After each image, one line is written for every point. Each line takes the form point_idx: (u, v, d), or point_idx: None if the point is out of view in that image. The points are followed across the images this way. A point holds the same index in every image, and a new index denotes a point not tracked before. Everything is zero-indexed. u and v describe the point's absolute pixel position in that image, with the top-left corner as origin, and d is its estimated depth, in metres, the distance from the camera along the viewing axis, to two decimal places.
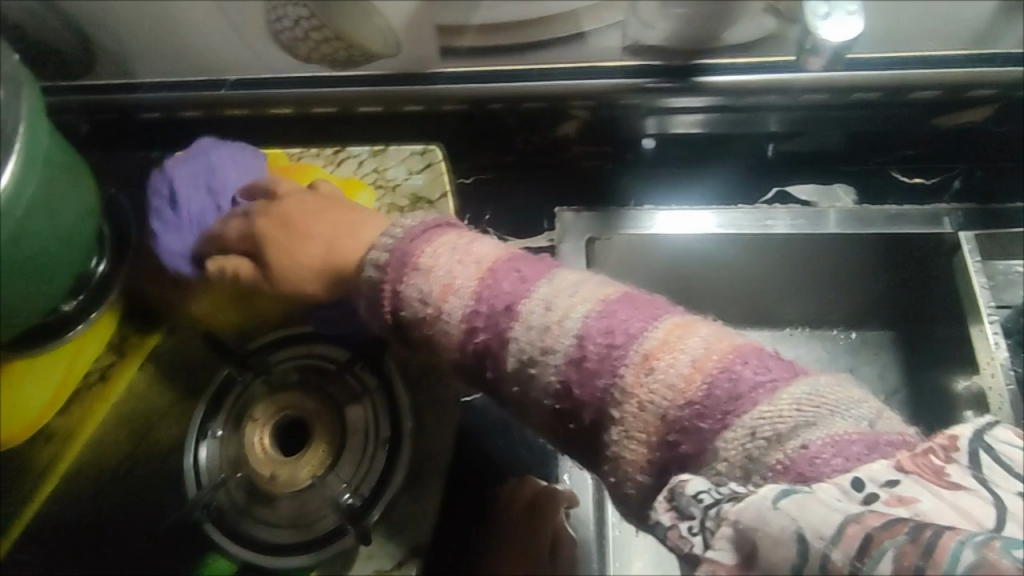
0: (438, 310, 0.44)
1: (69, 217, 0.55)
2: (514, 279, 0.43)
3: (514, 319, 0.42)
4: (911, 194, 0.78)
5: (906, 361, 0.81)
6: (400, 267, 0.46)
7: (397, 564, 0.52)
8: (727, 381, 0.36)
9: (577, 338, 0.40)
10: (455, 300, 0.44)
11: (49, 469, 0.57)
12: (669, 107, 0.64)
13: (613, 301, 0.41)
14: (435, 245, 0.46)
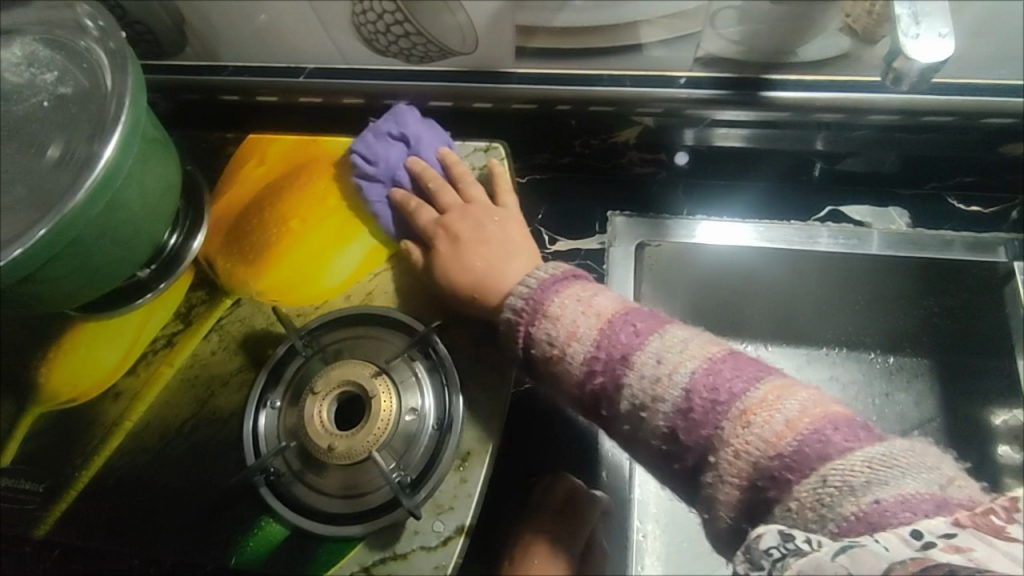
0: (563, 351, 0.52)
1: (157, 187, 0.58)
2: (633, 328, 0.51)
3: (628, 367, 0.49)
4: (968, 221, 0.77)
5: (942, 392, 0.75)
6: (534, 313, 0.55)
7: (443, 542, 0.53)
8: (818, 438, 0.41)
9: (685, 391, 0.46)
10: (578, 345, 0.52)
11: (119, 424, 0.60)
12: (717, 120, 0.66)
13: (717, 360, 0.47)
14: (563, 294, 0.54)
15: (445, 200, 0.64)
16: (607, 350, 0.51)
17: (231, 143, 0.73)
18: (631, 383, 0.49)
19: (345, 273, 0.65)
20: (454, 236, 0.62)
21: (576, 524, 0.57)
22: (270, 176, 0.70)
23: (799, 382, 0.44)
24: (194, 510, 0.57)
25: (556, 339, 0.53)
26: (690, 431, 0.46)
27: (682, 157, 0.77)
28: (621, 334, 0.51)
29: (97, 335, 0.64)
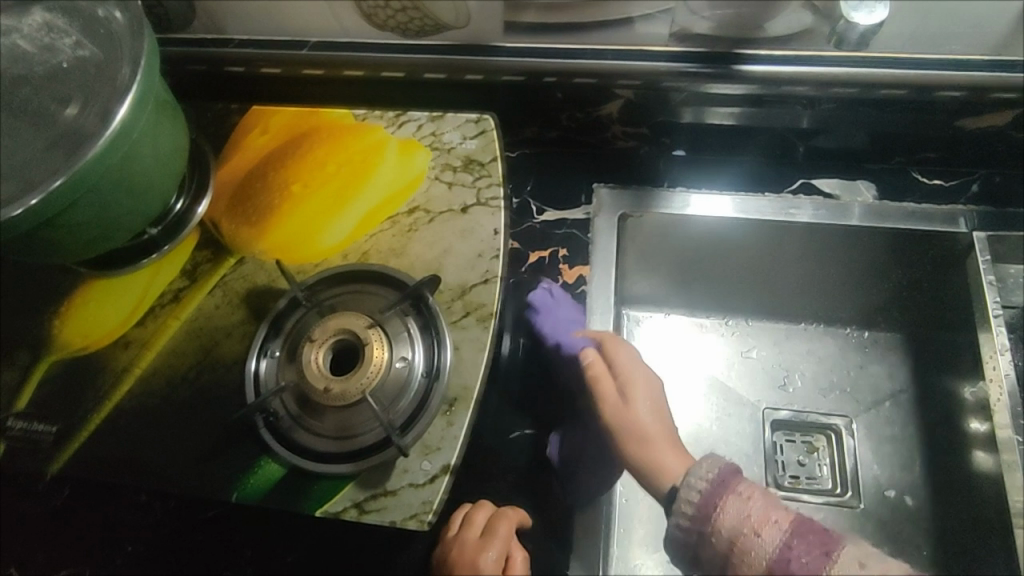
0: (751, 534, 0.52)
1: (164, 149, 0.62)
2: (820, 536, 0.51)
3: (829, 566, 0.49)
4: (932, 194, 0.82)
5: (910, 362, 0.93)
6: (713, 501, 0.54)
7: (431, 479, 0.57)
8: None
9: None
10: (768, 532, 0.51)
11: (128, 370, 0.64)
12: (710, 93, 0.70)
13: None
14: (744, 483, 0.55)
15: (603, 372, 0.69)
16: (795, 547, 0.50)
17: (234, 114, 0.77)
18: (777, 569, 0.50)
19: (343, 234, 0.68)
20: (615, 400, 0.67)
21: (487, 546, 0.56)
22: (272, 145, 0.74)
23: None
24: (198, 451, 0.60)
25: (745, 522, 0.52)
26: None
27: (680, 151, 0.85)
28: (809, 534, 0.51)
29: (108, 290, 0.68)
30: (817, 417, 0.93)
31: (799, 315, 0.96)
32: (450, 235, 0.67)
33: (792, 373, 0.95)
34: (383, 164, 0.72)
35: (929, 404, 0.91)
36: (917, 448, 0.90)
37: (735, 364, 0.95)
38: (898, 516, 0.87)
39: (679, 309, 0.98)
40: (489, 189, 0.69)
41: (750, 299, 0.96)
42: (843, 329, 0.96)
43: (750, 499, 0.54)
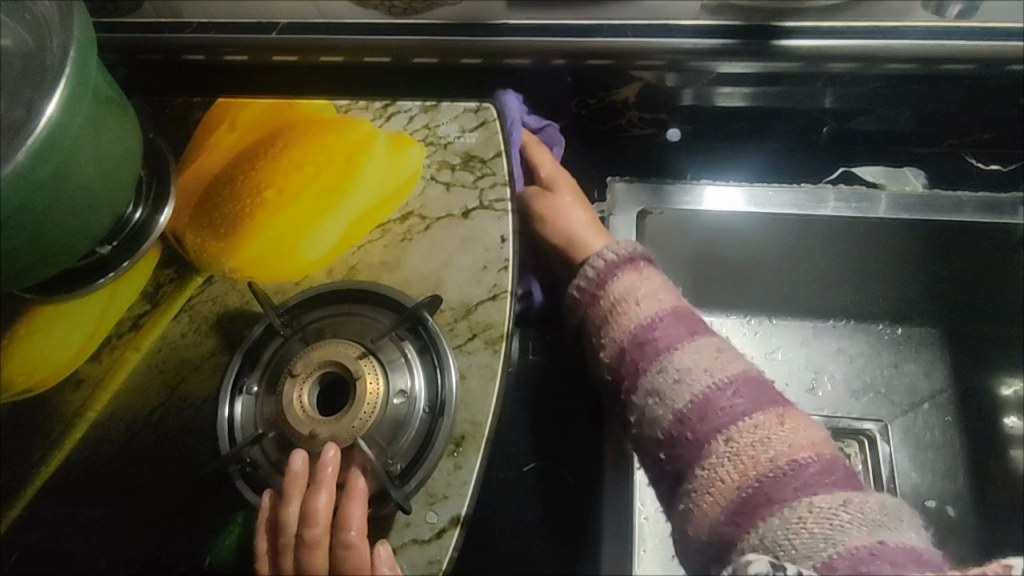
0: (624, 296, 0.60)
1: (112, 154, 0.53)
2: (664, 334, 0.58)
3: (658, 398, 0.56)
4: (981, 180, 0.75)
5: (949, 361, 0.86)
6: (606, 274, 0.62)
7: (438, 534, 0.49)
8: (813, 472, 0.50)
9: (712, 384, 0.54)
10: (646, 299, 0.60)
11: (82, 412, 0.55)
12: (715, 74, 0.61)
13: (736, 381, 0.55)
14: (637, 262, 0.63)
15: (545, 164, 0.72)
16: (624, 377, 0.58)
17: (197, 109, 0.67)
18: (665, 364, 0.56)
19: (327, 246, 0.59)
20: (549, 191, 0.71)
21: None
22: (241, 144, 0.65)
23: (807, 420, 0.54)
24: (167, 505, 0.52)
25: (632, 292, 0.60)
26: (698, 420, 0.54)
27: (675, 134, 0.75)
28: (649, 342, 0.57)
29: (54, 319, 0.58)
30: (849, 423, 0.86)
31: (827, 311, 0.89)
32: (450, 244, 0.58)
33: (820, 376, 0.88)
34: (370, 162, 0.62)
35: (970, 404, 0.84)
36: (960, 452, 0.83)
37: (761, 367, 0.88)
38: (939, 528, 0.80)
39: (697, 309, 0.90)
40: (493, 190, 0.60)
41: (774, 297, 0.88)
42: (874, 325, 0.89)
43: (733, 379, 0.55)
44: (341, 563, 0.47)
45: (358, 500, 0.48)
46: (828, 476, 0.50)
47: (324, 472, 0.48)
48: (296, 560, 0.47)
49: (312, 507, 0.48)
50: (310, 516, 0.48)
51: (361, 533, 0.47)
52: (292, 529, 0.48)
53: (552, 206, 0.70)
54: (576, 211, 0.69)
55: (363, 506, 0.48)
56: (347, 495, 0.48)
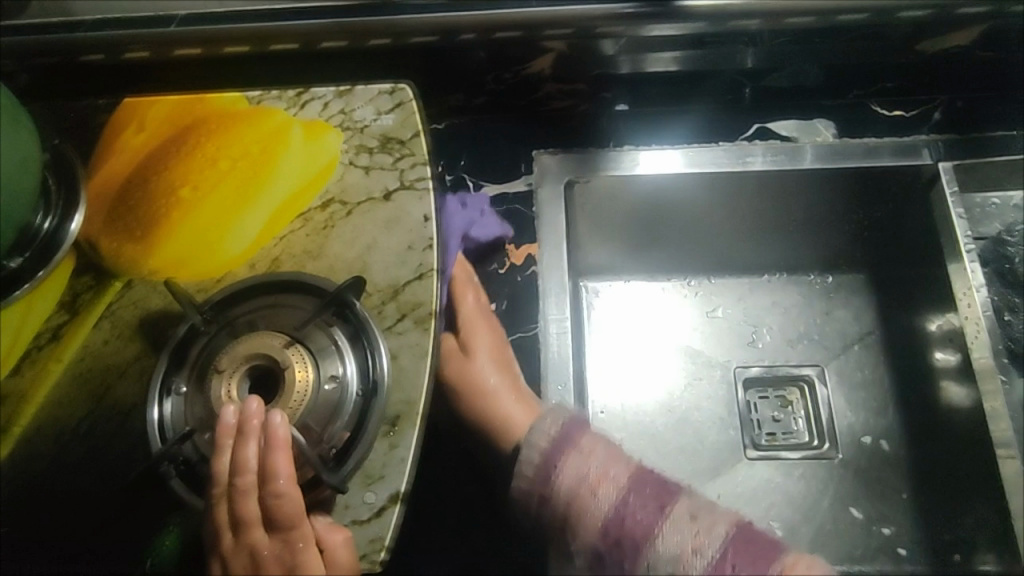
0: (591, 491, 0.53)
1: (4, 162, 0.51)
2: (633, 519, 0.52)
3: (651, 550, 0.50)
4: (892, 125, 0.74)
5: (878, 303, 0.90)
6: (556, 458, 0.55)
7: (377, 513, 0.49)
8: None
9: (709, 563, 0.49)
10: (610, 479, 0.54)
11: (5, 427, 0.54)
12: (646, 36, 0.63)
13: (734, 536, 0.50)
14: (590, 434, 0.56)
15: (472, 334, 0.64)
16: (613, 540, 0.51)
17: (100, 110, 0.65)
18: (654, 560, 0.50)
19: (248, 239, 0.59)
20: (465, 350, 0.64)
21: None
22: (151, 144, 0.63)
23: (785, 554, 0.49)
24: (102, 514, 0.51)
25: (584, 482, 0.54)
26: None
27: (623, 106, 0.76)
28: (624, 525, 0.52)
29: None
30: (788, 370, 0.90)
31: (762, 267, 0.93)
32: (373, 228, 0.58)
33: (759, 330, 0.91)
34: (286, 152, 0.62)
35: (899, 342, 0.88)
36: (889, 389, 0.88)
37: (702, 326, 0.91)
38: (876, 461, 0.85)
39: (639, 275, 0.93)
40: (413, 170, 0.60)
41: (707, 254, 0.91)
42: (806, 275, 0.92)
43: (724, 553, 0.49)
44: (275, 512, 0.45)
45: (283, 448, 0.45)
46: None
47: (251, 422, 0.46)
48: (229, 508, 0.45)
49: (240, 456, 0.45)
50: (238, 464, 0.45)
51: (292, 479, 0.45)
52: (223, 481, 0.45)
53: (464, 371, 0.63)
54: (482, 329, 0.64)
55: (289, 454, 0.45)
56: (271, 447, 0.45)
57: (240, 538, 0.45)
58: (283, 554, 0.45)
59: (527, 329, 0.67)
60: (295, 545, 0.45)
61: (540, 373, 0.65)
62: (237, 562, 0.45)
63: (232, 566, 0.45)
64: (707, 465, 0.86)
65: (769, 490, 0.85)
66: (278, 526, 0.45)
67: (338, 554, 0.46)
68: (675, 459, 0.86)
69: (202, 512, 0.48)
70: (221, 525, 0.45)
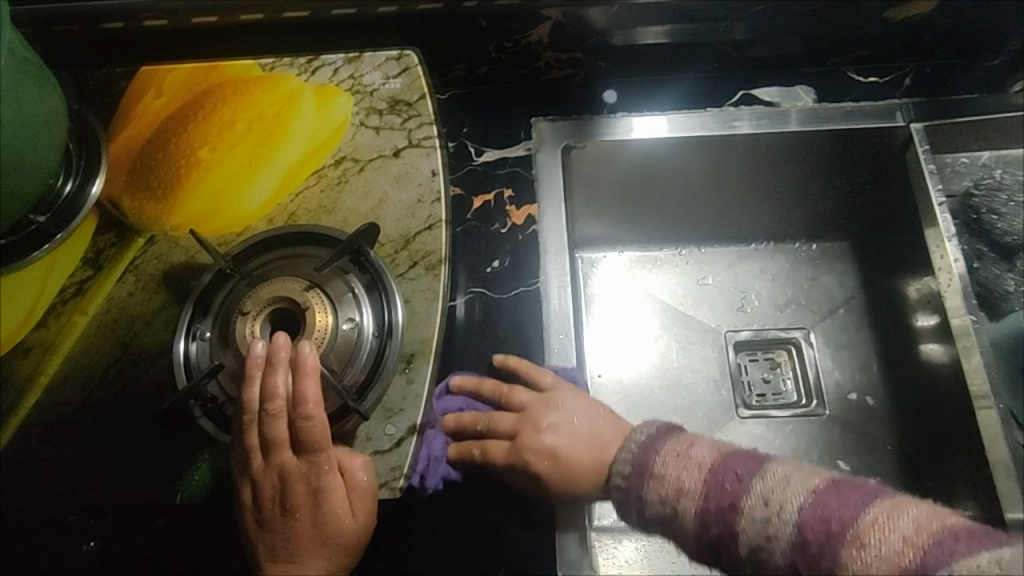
0: (676, 507, 0.53)
1: (39, 118, 0.54)
2: (734, 479, 0.51)
3: (739, 514, 0.49)
4: (867, 92, 0.79)
5: (861, 268, 0.95)
6: (640, 475, 0.56)
7: (398, 442, 0.52)
8: (936, 552, 0.41)
9: (797, 528, 0.46)
10: (688, 499, 0.52)
11: (33, 377, 0.56)
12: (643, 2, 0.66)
13: (823, 489, 0.47)
14: (667, 453, 0.55)
15: (506, 423, 0.62)
16: (712, 500, 0.51)
17: (120, 80, 0.68)
18: (748, 507, 0.49)
19: (264, 196, 0.62)
20: (541, 456, 0.60)
21: (355, 501, 0.49)
22: (169, 110, 0.66)
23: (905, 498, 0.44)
24: (131, 451, 0.53)
25: (676, 483, 0.54)
26: (816, 553, 0.45)
27: (611, 97, 0.81)
28: (722, 498, 0.50)
29: None
30: (778, 334, 0.94)
31: (751, 237, 0.97)
32: (384, 182, 0.61)
33: (748, 295, 0.96)
34: (299, 115, 0.65)
35: (882, 304, 0.93)
36: (873, 348, 0.93)
37: (694, 293, 0.96)
38: (862, 417, 0.90)
39: (633, 246, 0.97)
40: (420, 129, 0.63)
41: (698, 223, 0.96)
42: (793, 244, 0.97)
43: (800, 503, 0.47)
44: (302, 435, 0.49)
45: (311, 376, 0.49)
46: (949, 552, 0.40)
47: (278, 355, 0.50)
48: (260, 432, 0.49)
49: (270, 385, 0.49)
50: (268, 392, 0.49)
51: (317, 404, 0.49)
52: (254, 408, 0.50)
53: (534, 446, 0.60)
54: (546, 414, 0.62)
55: (316, 381, 0.49)
56: (299, 374, 0.49)
57: (269, 459, 0.49)
58: (308, 474, 0.49)
59: (529, 284, 0.70)
60: (319, 466, 0.49)
61: (544, 324, 0.68)
62: (267, 481, 0.49)
63: (261, 486, 0.49)
64: (703, 423, 0.90)
65: (762, 447, 0.88)
66: (304, 447, 0.49)
67: (358, 475, 0.50)
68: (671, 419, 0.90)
69: (232, 443, 0.51)
70: (252, 449, 0.50)
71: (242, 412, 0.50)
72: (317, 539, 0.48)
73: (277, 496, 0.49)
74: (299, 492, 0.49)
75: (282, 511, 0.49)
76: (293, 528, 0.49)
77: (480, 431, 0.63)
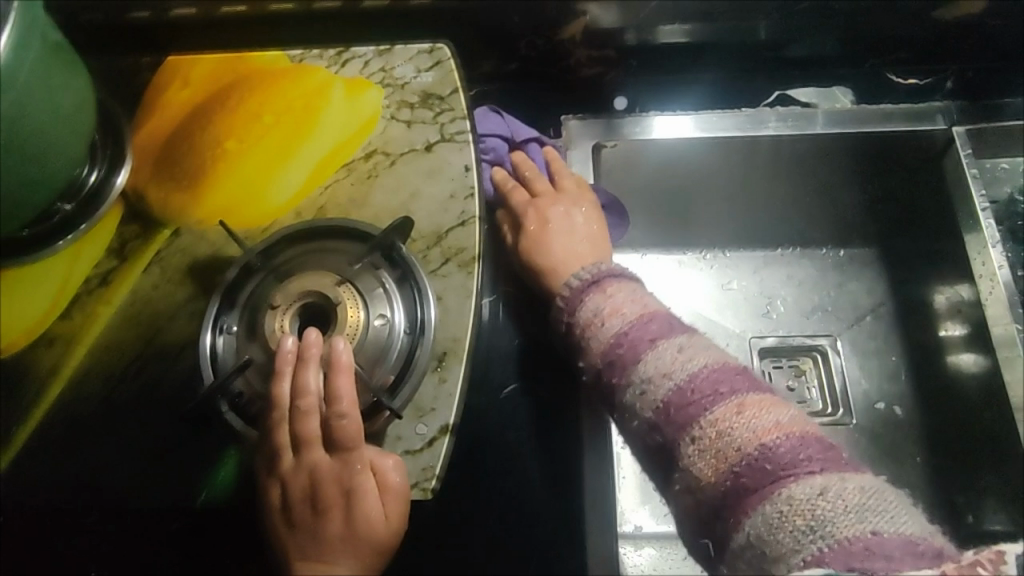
0: (597, 324, 0.59)
1: (69, 107, 0.53)
2: (642, 338, 0.56)
3: (650, 350, 0.55)
4: (906, 94, 0.79)
5: (889, 275, 0.93)
6: (586, 286, 0.62)
7: (429, 443, 0.50)
8: (788, 454, 0.48)
9: (685, 384, 0.52)
10: (613, 321, 0.58)
11: (54, 369, 0.55)
12: None
13: (744, 395, 0.51)
14: (623, 283, 0.61)
15: (540, 186, 0.71)
16: (620, 349, 0.57)
17: (145, 69, 0.67)
18: (644, 364, 0.55)
19: (293, 189, 0.60)
20: (540, 219, 0.68)
21: (387, 503, 0.48)
22: (196, 101, 0.64)
23: (782, 400, 0.52)
24: (154, 447, 0.52)
25: (597, 312, 0.60)
26: (680, 410, 0.52)
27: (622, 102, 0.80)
28: (640, 339, 0.56)
29: (12, 280, 0.57)
30: (802, 340, 0.93)
31: (777, 240, 0.95)
32: (416, 177, 0.60)
33: (773, 300, 0.94)
34: (329, 107, 0.63)
35: (910, 312, 0.91)
36: (900, 357, 0.91)
37: (718, 297, 0.95)
38: (887, 426, 0.88)
39: (655, 248, 0.96)
40: (453, 124, 0.62)
41: (723, 226, 0.95)
42: (819, 250, 0.95)
43: (705, 376, 0.52)
44: (335, 433, 0.47)
45: (345, 373, 0.48)
46: (803, 452, 0.48)
47: (311, 351, 0.49)
48: (291, 429, 0.48)
49: (302, 381, 0.48)
50: (300, 388, 0.48)
51: (351, 401, 0.47)
52: (285, 404, 0.48)
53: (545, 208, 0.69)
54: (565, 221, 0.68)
55: (350, 377, 0.48)
56: (333, 370, 0.48)
57: (301, 457, 0.48)
58: (340, 474, 0.48)
59: None
60: (352, 465, 0.48)
61: None
62: (298, 480, 0.48)
63: (292, 486, 0.48)
64: None
65: None
66: (336, 445, 0.48)
67: (390, 476, 0.48)
68: None
69: (259, 440, 0.50)
70: (282, 447, 0.48)
71: (272, 409, 0.49)
72: (349, 540, 0.47)
73: (308, 496, 0.48)
74: (331, 491, 0.48)
75: (313, 511, 0.48)
76: (324, 529, 0.47)
77: (529, 176, 0.72)
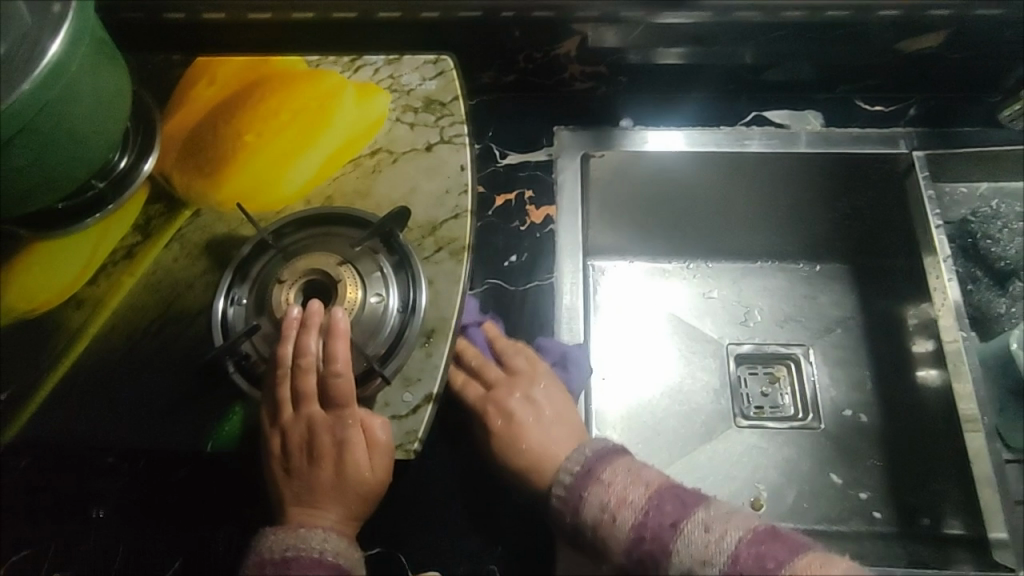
0: (614, 516, 0.55)
1: (108, 97, 0.59)
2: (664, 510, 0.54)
3: (678, 534, 0.53)
4: (871, 119, 0.84)
5: (860, 289, 0.99)
6: (585, 477, 0.58)
7: (414, 409, 0.56)
8: None
9: (732, 557, 0.51)
10: (627, 510, 0.55)
11: (82, 328, 0.61)
12: (661, 24, 0.72)
13: (758, 533, 0.52)
14: (615, 463, 0.58)
15: (489, 373, 0.67)
16: (646, 533, 0.54)
17: (176, 65, 0.73)
18: (683, 540, 0.52)
19: (304, 179, 0.66)
20: (506, 413, 0.65)
21: (374, 456, 0.53)
22: (221, 96, 0.71)
23: (820, 551, 0.52)
24: (167, 402, 0.58)
25: (605, 507, 0.56)
26: None
27: (628, 123, 0.85)
28: (661, 516, 0.54)
29: (52, 249, 0.64)
30: (777, 349, 0.98)
31: (756, 254, 1.02)
32: (416, 174, 0.66)
33: (751, 310, 1.00)
34: (341, 108, 0.70)
35: (877, 324, 0.97)
36: (868, 368, 0.96)
37: (698, 305, 1.01)
38: (854, 433, 0.93)
39: (642, 256, 1.02)
40: (452, 128, 0.68)
41: (706, 237, 1.00)
42: (796, 263, 1.01)
43: (739, 543, 0.52)
44: (330, 391, 0.53)
45: (342, 338, 0.54)
46: None
47: (312, 317, 0.55)
48: (292, 384, 0.54)
49: (303, 343, 0.54)
50: (301, 349, 0.54)
51: (346, 363, 0.53)
52: (287, 362, 0.54)
53: (506, 403, 0.66)
54: (530, 413, 0.65)
55: (346, 343, 0.54)
56: (332, 335, 0.54)
57: (299, 410, 0.54)
58: (334, 426, 0.54)
59: (542, 278, 0.74)
60: (345, 419, 0.54)
61: (552, 317, 0.73)
62: (296, 431, 0.54)
63: (290, 435, 0.54)
64: (700, 429, 0.94)
65: (756, 455, 0.92)
66: (332, 401, 0.53)
67: (377, 434, 0.54)
68: (670, 424, 0.94)
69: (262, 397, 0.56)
70: (283, 400, 0.54)
71: (276, 367, 0.55)
72: (339, 486, 0.53)
73: (304, 444, 0.54)
74: (325, 441, 0.54)
75: (308, 458, 0.54)
76: (317, 474, 0.53)
77: (477, 364, 0.69)
